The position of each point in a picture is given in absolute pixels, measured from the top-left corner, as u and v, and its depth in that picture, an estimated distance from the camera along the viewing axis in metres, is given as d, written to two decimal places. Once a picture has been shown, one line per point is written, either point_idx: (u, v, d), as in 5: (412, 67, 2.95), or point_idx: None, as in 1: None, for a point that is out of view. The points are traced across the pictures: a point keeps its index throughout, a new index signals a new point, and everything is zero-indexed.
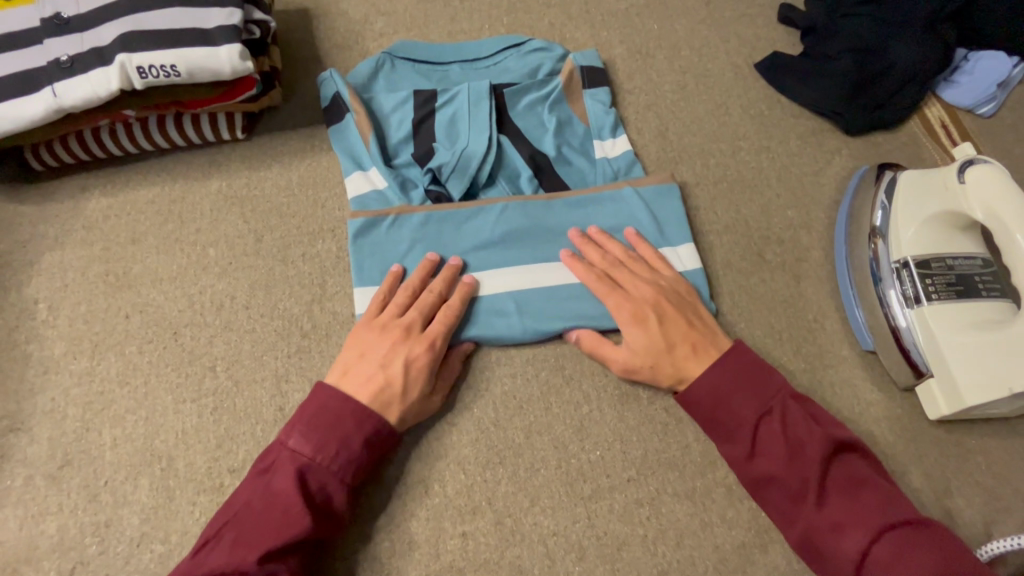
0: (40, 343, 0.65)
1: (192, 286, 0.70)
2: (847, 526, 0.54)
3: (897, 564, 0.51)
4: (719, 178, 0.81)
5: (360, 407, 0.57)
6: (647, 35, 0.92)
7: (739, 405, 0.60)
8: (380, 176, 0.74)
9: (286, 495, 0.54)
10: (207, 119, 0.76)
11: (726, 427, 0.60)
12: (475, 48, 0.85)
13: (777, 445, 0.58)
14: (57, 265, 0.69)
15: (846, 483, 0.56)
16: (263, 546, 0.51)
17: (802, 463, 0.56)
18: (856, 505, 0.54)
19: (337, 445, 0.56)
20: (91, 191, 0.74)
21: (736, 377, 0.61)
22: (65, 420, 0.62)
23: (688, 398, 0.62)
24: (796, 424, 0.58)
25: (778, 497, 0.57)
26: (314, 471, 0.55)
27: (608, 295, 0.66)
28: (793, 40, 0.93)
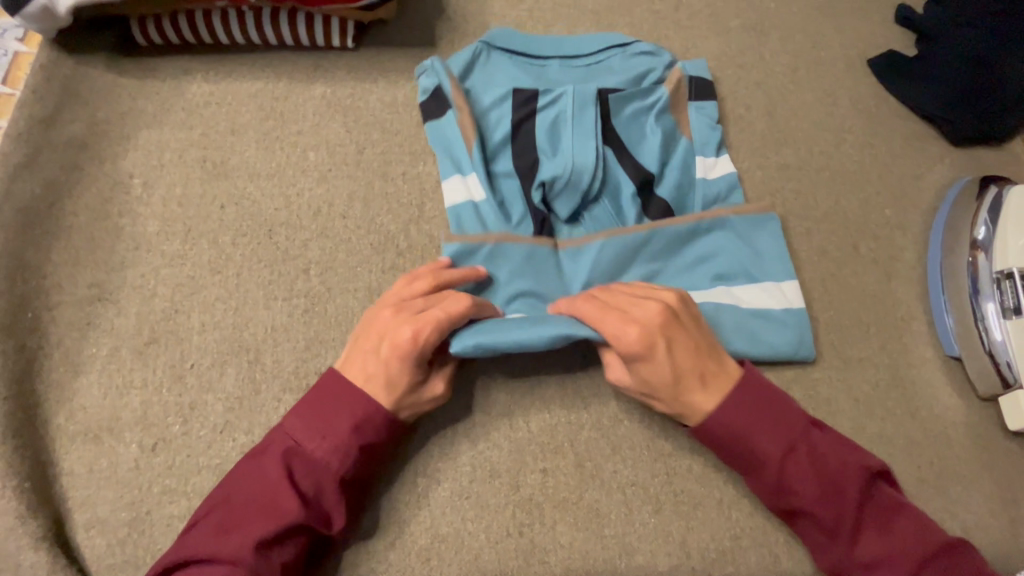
0: (133, 218, 0.63)
1: (290, 187, 0.68)
2: (888, 564, 0.51)
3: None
4: (821, 167, 0.80)
5: (363, 405, 0.52)
6: (762, 14, 0.90)
7: (766, 442, 0.54)
8: (480, 186, 0.68)
9: (264, 483, 0.50)
10: (321, 22, 0.74)
11: (751, 464, 0.55)
12: (576, 42, 0.78)
13: (808, 484, 0.53)
14: (155, 143, 0.67)
15: (878, 517, 0.53)
16: (239, 534, 0.48)
17: (839, 499, 0.53)
18: (891, 541, 0.52)
19: (323, 429, 0.52)
20: (194, 75, 0.72)
21: (760, 404, 0.55)
22: (154, 298, 0.60)
23: (705, 431, 0.56)
24: (824, 455, 0.54)
25: (812, 530, 0.55)
26: (305, 456, 0.51)
27: (610, 318, 0.54)
28: (906, 43, 0.92)
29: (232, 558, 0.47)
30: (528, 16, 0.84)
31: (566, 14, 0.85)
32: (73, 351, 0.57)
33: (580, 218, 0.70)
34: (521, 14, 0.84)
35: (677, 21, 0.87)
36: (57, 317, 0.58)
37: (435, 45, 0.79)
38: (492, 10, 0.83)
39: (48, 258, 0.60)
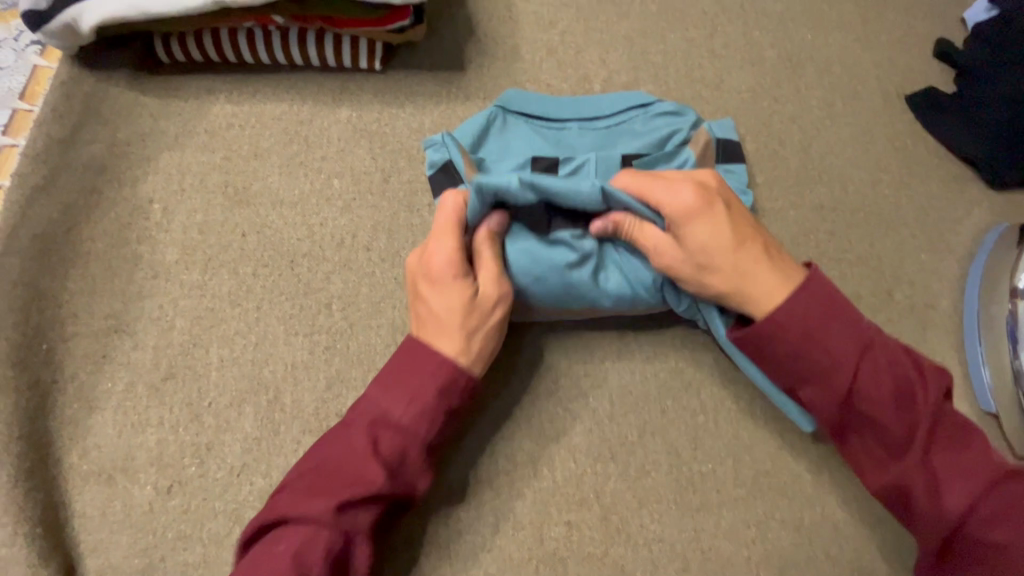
0: (152, 245, 0.62)
1: (313, 216, 0.66)
2: (945, 484, 0.48)
3: (999, 518, 0.46)
4: (856, 208, 0.78)
5: (440, 363, 0.52)
6: (799, 44, 0.87)
7: (837, 342, 0.51)
8: None
9: (352, 453, 0.49)
10: (349, 43, 0.72)
11: (821, 367, 0.51)
12: (595, 105, 0.75)
13: (881, 389, 0.50)
14: (175, 166, 0.65)
15: (948, 438, 0.50)
16: (324, 499, 0.48)
17: (910, 411, 0.50)
18: (958, 463, 0.49)
19: (408, 396, 0.51)
20: (217, 95, 0.70)
21: (831, 303, 0.52)
22: (172, 331, 0.59)
23: (769, 324, 0.52)
24: (902, 366, 0.51)
25: (872, 441, 0.51)
26: (391, 425, 0.50)
27: (657, 184, 0.55)
28: (945, 78, 0.89)
29: (320, 521, 0.47)
30: (559, 41, 0.82)
31: (598, 39, 0.83)
32: (87, 385, 0.55)
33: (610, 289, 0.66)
34: (552, 37, 0.82)
35: (712, 49, 0.85)
36: (73, 349, 0.56)
37: (464, 68, 0.77)
38: (523, 33, 0.81)
39: (64, 286, 0.59)
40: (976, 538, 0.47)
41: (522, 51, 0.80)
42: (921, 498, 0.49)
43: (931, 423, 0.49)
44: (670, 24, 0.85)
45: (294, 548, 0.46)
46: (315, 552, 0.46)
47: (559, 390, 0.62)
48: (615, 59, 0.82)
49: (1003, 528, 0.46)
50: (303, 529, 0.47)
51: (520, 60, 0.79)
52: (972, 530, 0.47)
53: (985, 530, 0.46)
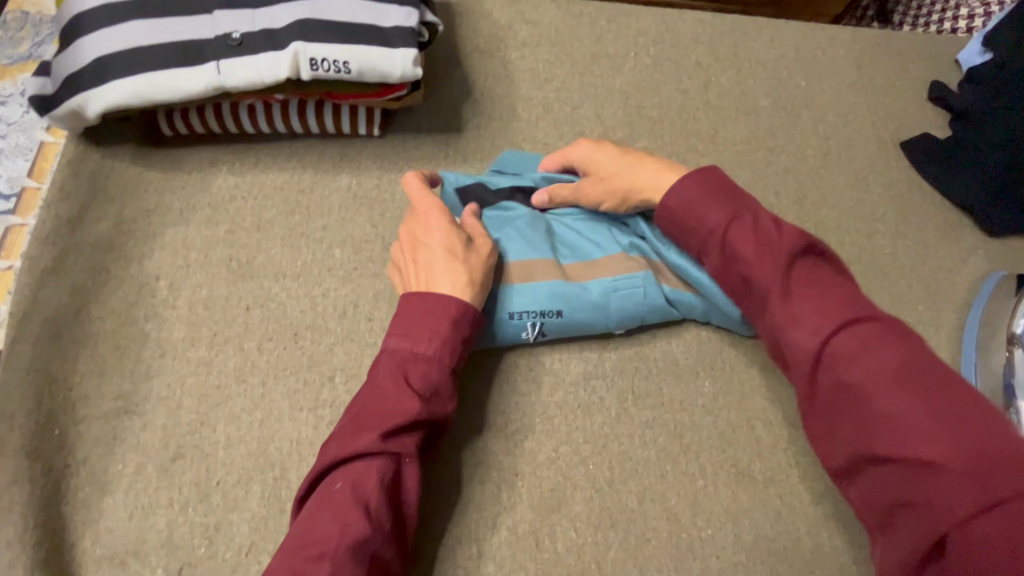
0: (159, 323, 0.63)
1: (316, 287, 0.67)
2: (806, 317, 0.49)
3: (858, 356, 0.46)
4: (853, 259, 0.79)
5: (438, 298, 0.57)
6: (793, 92, 0.88)
7: (710, 210, 0.57)
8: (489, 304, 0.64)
9: (382, 393, 0.53)
10: (348, 112, 0.73)
11: (703, 242, 0.58)
12: None
13: (746, 245, 0.54)
14: (180, 241, 0.67)
15: (817, 281, 0.51)
16: (371, 432, 0.51)
17: (770, 263, 0.52)
18: (821, 297, 0.49)
19: (427, 330, 0.56)
20: (220, 166, 0.71)
21: (716, 187, 0.58)
22: (180, 410, 0.60)
23: (662, 211, 0.60)
24: (768, 225, 0.55)
25: (752, 303, 0.55)
26: (417, 357, 0.55)
27: (559, 151, 0.71)
28: (940, 122, 0.90)
29: (376, 450, 0.51)
30: (555, 98, 0.83)
31: (594, 94, 0.84)
32: (99, 468, 0.57)
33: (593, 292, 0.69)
34: (548, 94, 0.83)
35: (706, 100, 0.86)
36: (84, 432, 0.58)
37: (461, 129, 0.78)
38: (519, 92, 0.82)
39: (75, 367, 0.60)
40: (840, 375, 0.47)
41: (518, 110, 0.81)
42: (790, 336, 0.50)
43: (788, 272, 0.52)
44: (665, 77, 0.86)
45: (354, 479, 0.50)
46: (371, 481, 0.50)
47: (559, 456, 0.64)
48: (610, 115, 0.83)
49: (862, 365, 0.46)
50: (360, 468, 0.50)
51: (516, 119, 0.80)
52: (835, 364, 0.47)
53: (848, 365, 0.46)
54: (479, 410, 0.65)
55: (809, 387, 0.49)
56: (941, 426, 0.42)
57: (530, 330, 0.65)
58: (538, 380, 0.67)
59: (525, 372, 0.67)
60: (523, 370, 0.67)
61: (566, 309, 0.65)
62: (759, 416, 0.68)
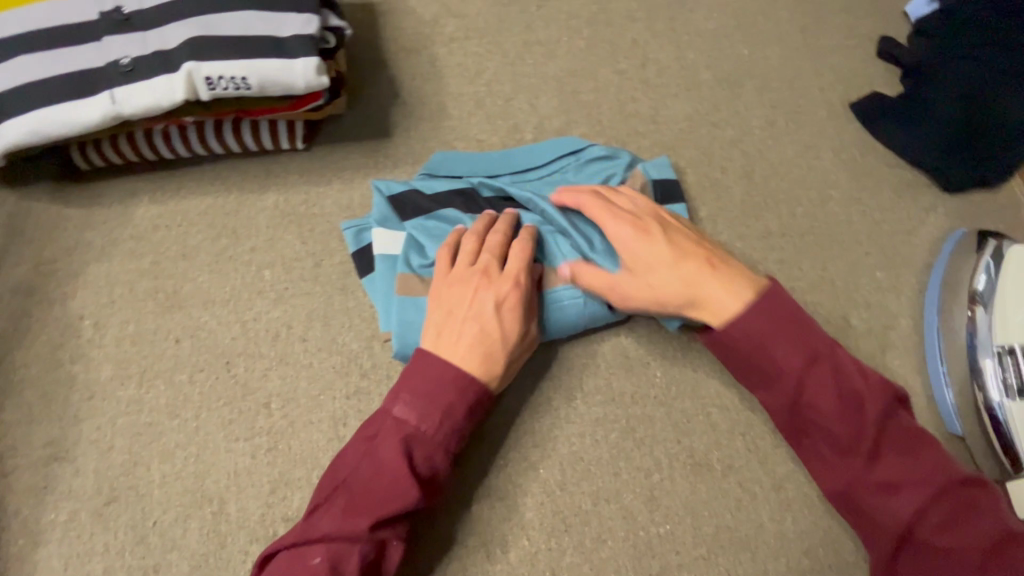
0: (86, 364, 0.61)
1: (247, 312, 0.65)
2: (902, 486, 0.50)
3: (949, 528, 0.48)
4: (807, 231, 0.76)
5: (461, 373, 0.54)
6: (736, 62, 0.85)
7: (784, 352, 0.53)
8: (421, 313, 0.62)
9: (382, 468, 0.51)
10: (267, 127, 0.70)
11: (770, 376, 0.54)
12: (526, 155, 0.74)
13: (825, 400, 0.52)
14: (103, 278, 0.65)
15: (902, 440, 0.51)
16: (365, 517, 0.50)
17: (856, 418, 0.51)
18: (911, 466, 0.50)
19: (440, 415, 0.53)
20: (140, 196, 0.69)
21: (788, 320, 0.54)
22: (112, 452, 0.59)
23: (721, 339, 0.55)
24: (848, 374, 0.53)
25: (825, 448, 0.53)
26: (422, 441, 0.52)
27: (606, 221, 0.60)
28: (891, 79, 0.86)
29: (360, 538, 0.50)
30: (486, 92, 0.80)
31: (527, 84, 0.81)
32: (33, 519, 0.56)
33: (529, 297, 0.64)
34: (479, 89, 0.80)
35: (645, 79, 0.83)
36: (14, 483, 0.57)
37: (390, 134, 0.76)
38: (448, 89, 0.79)
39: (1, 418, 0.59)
40: (930, 545, 0.48)
41: (449, 108, 0.78)
42: (880, 500, 0.51)
43: (877, 433, 0.51)
44: (600, 59, 0.83)
45: (333, 558, 0.49)
46: (349, 564, 0.50)
47: (508, 464, 0.62)
48: (545, 104, 0.80)
49: (953, 535, 0.48)
50: (340, 544, 0.50)
51: (447, 117, 0.78)
52: (924, 535, 0.49)
53: (935, 534, 0.48)
54: None
55: (890, 551, 0.50)
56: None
57: None
58: None
59: None
60: None
61: None
62: (714, 403, 0.66)
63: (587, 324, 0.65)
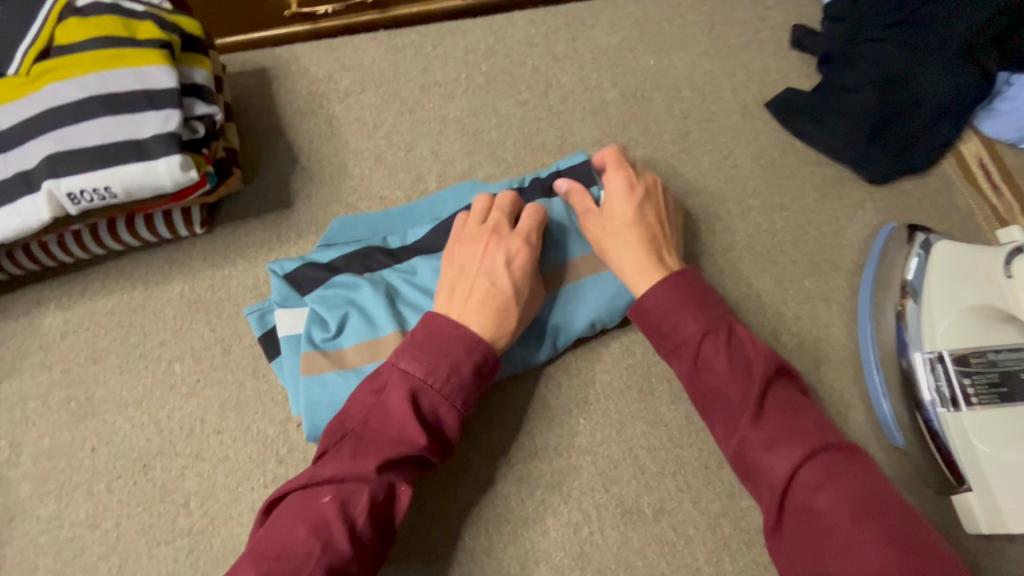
0: (6, 486, 0.62)
1: (159, 411, 0.65)
2: (781, 441, 0.49)
3: (824, 483, 0.46)
4: (728, 246, 0.73)
5: (469, 331, 0.55)
6: (642, 75, 0.82)
7: (687, 322, 0.56)
8: (330, 389, 0.60)
9: (389, 419, 0.52)
10: (162, 219, 0.69)
11: (675, 343, 0.57)
12: (426, 207, 0.73)
13: (719, 362, 0.54)
14: (16, 394, 0.65)
15: (785, 404, 0.51)
16: (373, 458, 0.50)
17: (749, 380, 0.52)
18: (792, 422, 0.50)
19: (448, 368, 0.53)
20: (47, 304, 0.69)
21: (694, 298, 0.57)
22: (37, 572, 0.59)
23: (640, 311, 0.59)
24: (741, 344, 0.55)
25: (720, 412, 0.53)
26: (428, 392, 0.53)
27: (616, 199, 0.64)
28: (808, 69, 0.83)
29: (370, 478, 0.50)
30: (387, 144, 0.78)
31: (427, 130, 0.79)
32: None
33: None
34: (378, 142, 0.78)
35: (548, 107, 0.80)
36: None
37: (292, 204, 0.75)
38: (347, 147, 0.78)
39: None
40: (808, 504, 0.46)
41: (349, 167, 0.77)
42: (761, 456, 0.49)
43: (762, 394, 0.52)
44: (501, 93, 0.81)
45: (341, 498, 0.49)
46: (360, 503, 0.49)
47: (432, 535, 0.61)
48: (447, 149, 0.78)
49: (828, 493, 0.45)
50: (349, 486, 0.49)
51: (348, 177, 0.76)
52: (803, 491, 0.46)
53: (813, 494, 0.46)
54: None
55: (774, 512, 0.47)
56: (896, 553, 0.41)
57: None
58: None
59: None
60: None
61: None
62: (641, 444, 0.64)
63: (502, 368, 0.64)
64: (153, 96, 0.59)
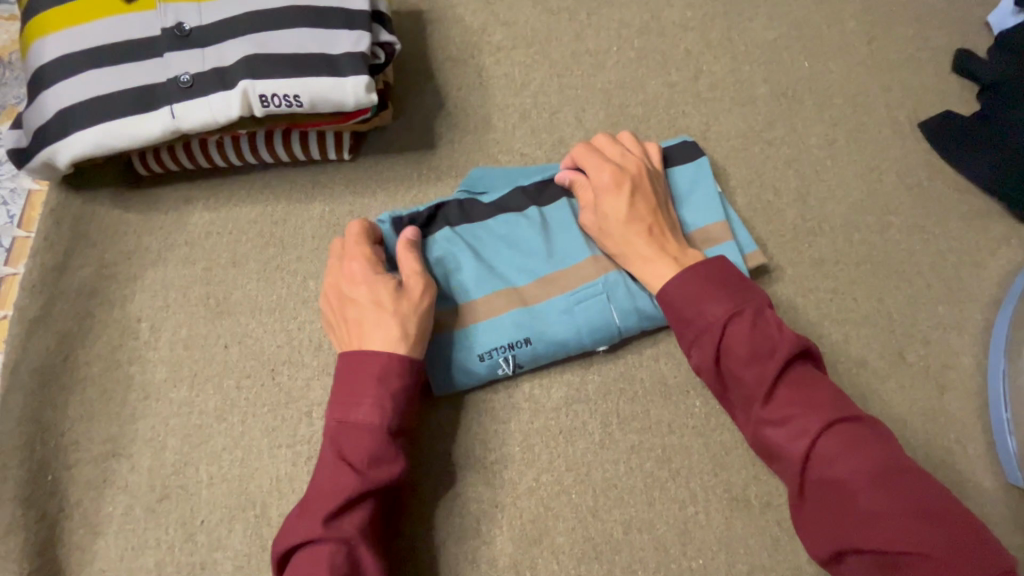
0: (143, 365, 0.65)
1: (291, 321, 0.67)
2: (797, 421, 0.51)
3: (843, 455, 0.49)
4: (863, 258, 0.72)
5: (374, 367, 0.55)
6: (795, 75, 0.81)
7: (710, 304, 0.56)
8: (457, 345, 0.63)
9: (323, 470, 0.53)
10: (316, 138, 0.71)
11: (692, 325, 0.57)
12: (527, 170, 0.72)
13: (740, 344, 0.54)
14: (160, 281, 0.68)
15: (801, 384, 0.52)
16: (313, 517, 0.50)
17: (765, 363, 0.53)
18: (808, 400, 0.51)
19: (356, 401, 0.54)
20: (195, 204, 0.71)
21: (720, 281, 0.57)
22: (165, 451, 0.62)
23: (662, 297, 0.59)
24: (766, 326, 0.55)
25: (737, 393, 0.55)
26: (349, 430, 0.53)
27: (592, 160, 0.65)
28: (966, 95, 0.80)
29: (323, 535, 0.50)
30: (532, 103, 0.79)
31: (573, 96, 0.79)
32: (91, 511, 0.60)
33: (560, 334, 0.63)
34: (524, 100, 0.79)
35: (697, 92, 0.80)
36: (76, 476, 0.61)
37: (434, 146, 0.76)
38: (493, 100, 0.79)
39: (65, 414, 0.63)
40: (827, 478, 0.49)
41: (493, 120, 0.77)
42: (775, 434, 0.52)
43: (779, 376, 0.52)
44: (651, 71, 0.81)
45: (305, 570, 0.49)
46: (322, 564, 0.49)
47: (540, 486, 0.62)
48: (592, 118, 0.78)
49: (846, 466, 0.48)
50: (309, 549, 0.50)
51: (491, 130, 0.77)
52: (820, 466, 0.49)
53: (833, 465, 0.49)
54: (457, 440, 0.63)
55: (795, 485, 0.51)
56: (917, 522, 0.45)
57: (504, 368, 0.63)
58: (518, 407, 0.64)
59: (503, 400, 0.65)
60: (501, 396, 0.65)
61: (534, 337, 0.63)
62: None
63: (622, 331, 0.64)
64: (349, 15, 0.60)
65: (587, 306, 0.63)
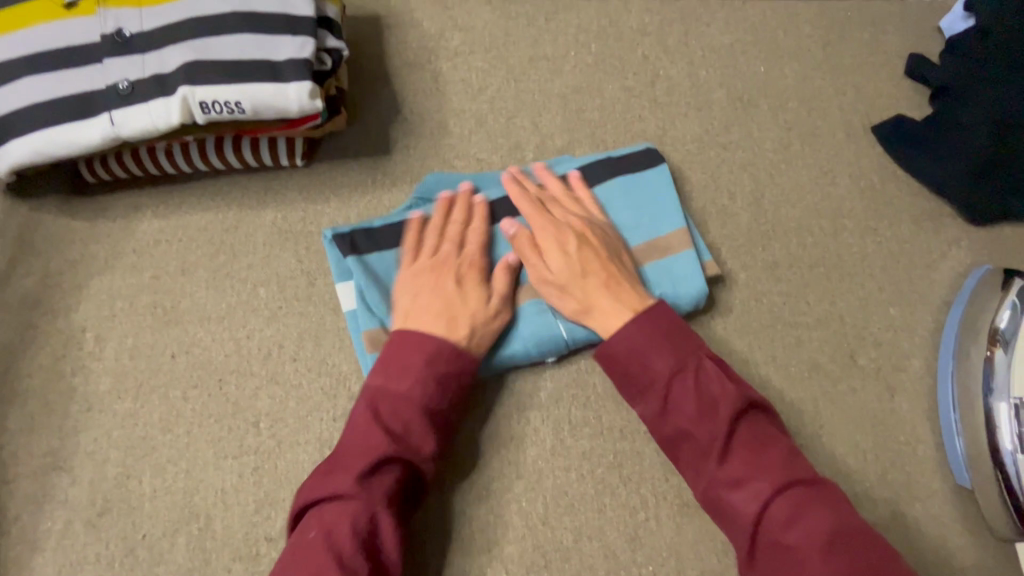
0: (87, 376, 0.64)
1: (240, 330, 0.66)
2: (746, 481, 0.50)
3: (793, 520, 0.48)
4: (817, 261, 0.72)
5: (437, 345, 0.57)
6: (751, 80, 0.81)
7: (656, 359, 0.56)
8: None
9: (356, 433, 0.54)
10: (267, 145, 0.70)
11: (642, 381, 0.56)
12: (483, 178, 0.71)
13: (689, 401, 0.54)
14: (105, 291, 0.67)
15: (742, 439, 0.52)
16: (344, 474, 0.52)
17: (713, 420, 0.53)
18: (758, 459, 0.51)
19: (402, 372, 0.56)
20: (144, 211, 0.70)
21: (663, 334, 0.57)
22: (107, 464, 0.61)
23: (608, 353, 0.58)
24: (710, 380, 0.55)
25: (690, 452, 0.54)
26: (389, 397, 0.56)
27: (540, 218, 0.64)
28: (918, 99, 0.81)
29: (347, 493, 0.51)
30: (488, 108, 0.78)
31: (530, 102, 0.79)
32: (30, 526, 0.58)
33: (508, 345, 0.63)
34: (481, 105, 0.79)
35: (653, 97, 0.80)
36: (14, 490, 0.59)
37: (390, 152, 0.75)
38: (450, 105, 0.78)
39: (4, 428, 0.61)
40: (778, 541, 0.48)
41: (449, 125, 0.77)
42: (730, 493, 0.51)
43: (729, 431, 0.52)
44: (607, 75, 0.81)
45: (324, 527, 0.50)
46: (342, 527, 0.50)
47: (491, 495, 0.61)
48: (548, 123, 0.78)
49: (796, 530, 0.48)
50: (331, 513, 0.51)
51: (447, 135, 0.77)
52: (771, 531, 0.49)
53: (784, 530, 0.48)
54: None
55: (747, 550, 0.50)
56: None
57: None
58: (469, 415, 0.64)
59: None
60: None
61: None
62: None
63: (572, 342, 0.63)
64: (292, 21, 0.60)
65: (536, 318, 0.63)
